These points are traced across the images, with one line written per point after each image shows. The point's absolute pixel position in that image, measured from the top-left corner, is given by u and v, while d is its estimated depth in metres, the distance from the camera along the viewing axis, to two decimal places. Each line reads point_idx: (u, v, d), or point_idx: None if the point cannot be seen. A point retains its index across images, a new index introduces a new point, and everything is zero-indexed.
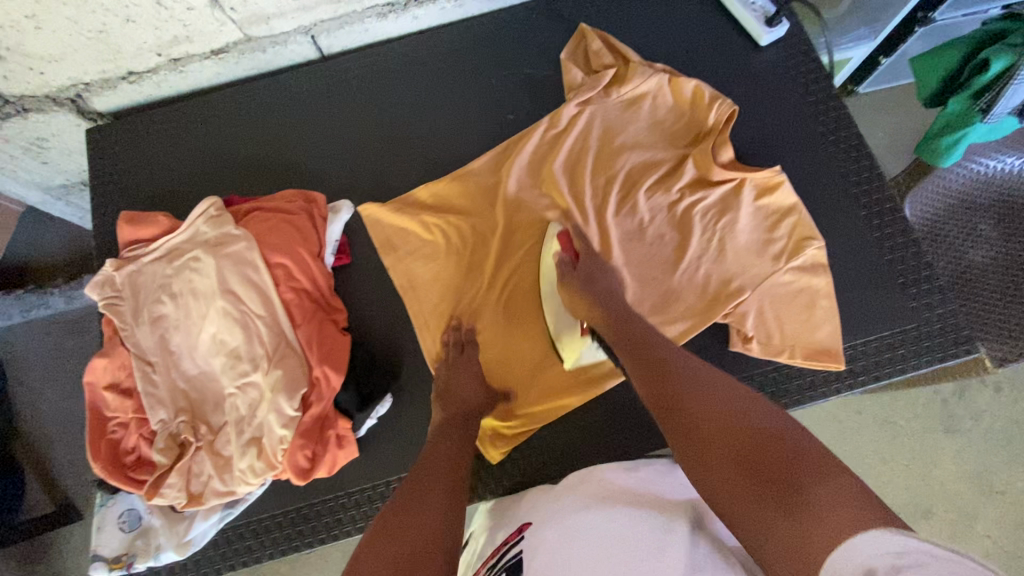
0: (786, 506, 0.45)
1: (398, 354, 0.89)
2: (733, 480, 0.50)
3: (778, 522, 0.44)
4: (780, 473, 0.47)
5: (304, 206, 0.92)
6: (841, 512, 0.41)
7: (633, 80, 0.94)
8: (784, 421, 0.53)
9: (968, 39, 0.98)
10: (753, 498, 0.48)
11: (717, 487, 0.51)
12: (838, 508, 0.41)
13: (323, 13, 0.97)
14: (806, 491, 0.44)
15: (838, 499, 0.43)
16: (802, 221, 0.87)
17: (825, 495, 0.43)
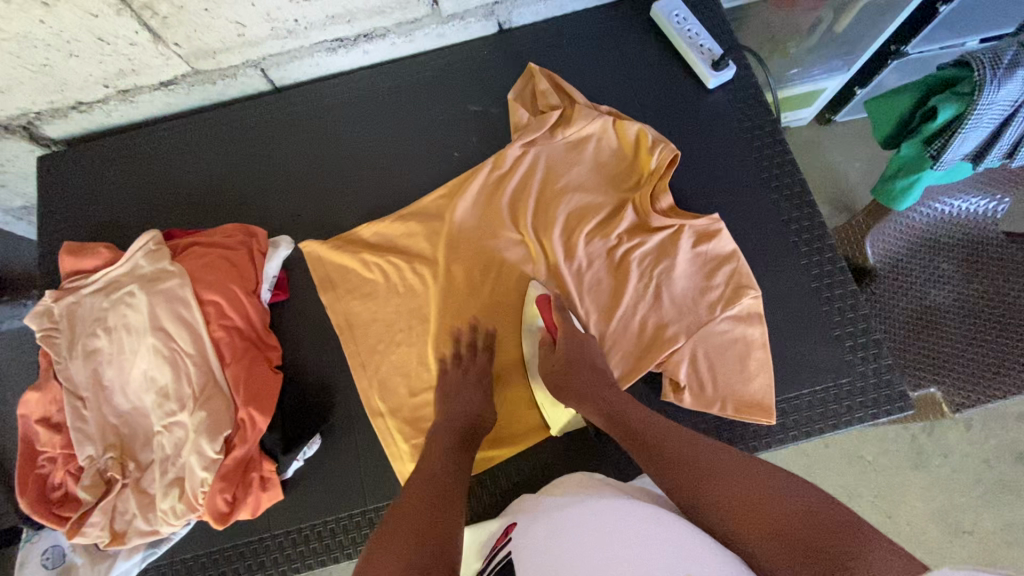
0: None
1: (330, 394, 0.88)
2: (783, 557, 0.52)
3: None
4: (829, 542, 0.51)
5: (244, 241, 0.92)
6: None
7: (577, 122, 0.94)
8: (806, 492, 0.57)
9: (921, 84, 0.97)
10: (802, 570, 0.50)
11: (760, 559, 0.53)
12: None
13: (270, 49, 0.97)
14: (860, 565, 0.48)
15: (886, 573, 0.47)
16: (739, 270, 0.86)
17: (869, 567, 0.48)
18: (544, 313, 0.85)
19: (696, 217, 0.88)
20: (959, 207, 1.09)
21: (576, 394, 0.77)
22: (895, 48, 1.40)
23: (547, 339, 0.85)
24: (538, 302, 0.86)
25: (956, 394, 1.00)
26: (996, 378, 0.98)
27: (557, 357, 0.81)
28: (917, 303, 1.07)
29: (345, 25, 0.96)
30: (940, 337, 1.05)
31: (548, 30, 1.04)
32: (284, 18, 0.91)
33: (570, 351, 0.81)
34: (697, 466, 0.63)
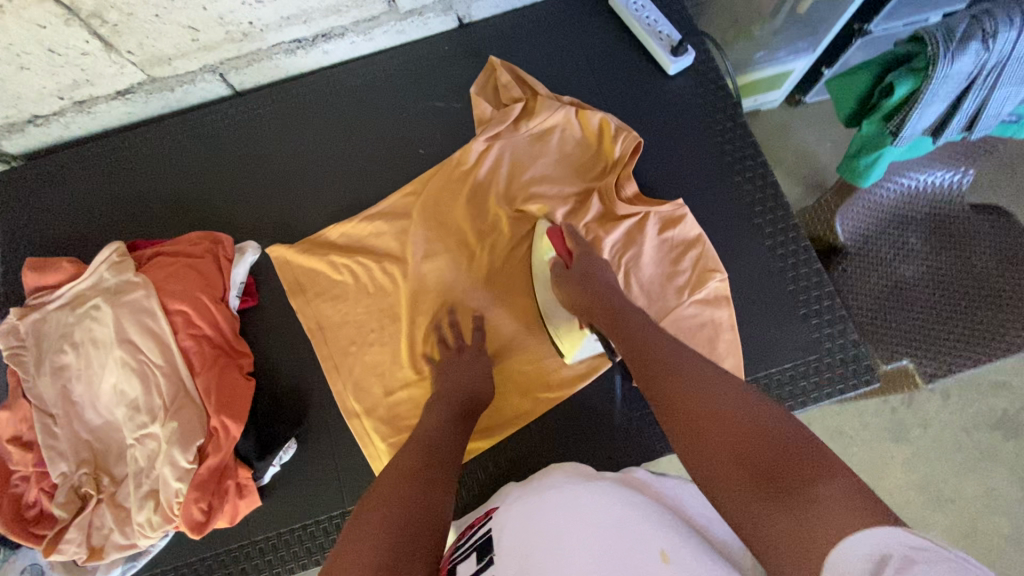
0: (787, 502, 0.41)
1: (305, 398, 0.88)
2: (735, 479, 0.45)
3: (795, 530, 0.39)
4: (792, 470, 0.43)
5: (210, 248, 0.91)
6: (842, 511, 0.38)
7: (540, 113, 0.95)
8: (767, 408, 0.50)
9: (878, 61, 0.98)
10: (754, 494, 0.44)
11: (707, 473, 0.48)
12: (842, 508, 0.38)
13: (227, 53, 0.96)
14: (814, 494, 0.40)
15: (843, 499, 0.38)
16: (705, 253, 0.87)
17: (827, 496, 0.39)
18: (556, 244, 0.85)
19: (661, 203, 0.89)
20: (924, 180, 1.03)
21: (588, 294, 0.77)
22: (858, 26, 1.45)
23: (559, 263, 0.83)
24: (549, 233, 0.86)
25: (926, 364, 0.97)
26: (966, 348, 0.95)
27: (570, 274, 0.81)
28: (890, 277, 1.02)
29: (300, 26, 0.95)
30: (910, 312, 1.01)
31: (509, 22, 1.04)
32: (237, 21, 0.90)
33: (585, 267, 0.80)
34: (689, 380, 0.57)
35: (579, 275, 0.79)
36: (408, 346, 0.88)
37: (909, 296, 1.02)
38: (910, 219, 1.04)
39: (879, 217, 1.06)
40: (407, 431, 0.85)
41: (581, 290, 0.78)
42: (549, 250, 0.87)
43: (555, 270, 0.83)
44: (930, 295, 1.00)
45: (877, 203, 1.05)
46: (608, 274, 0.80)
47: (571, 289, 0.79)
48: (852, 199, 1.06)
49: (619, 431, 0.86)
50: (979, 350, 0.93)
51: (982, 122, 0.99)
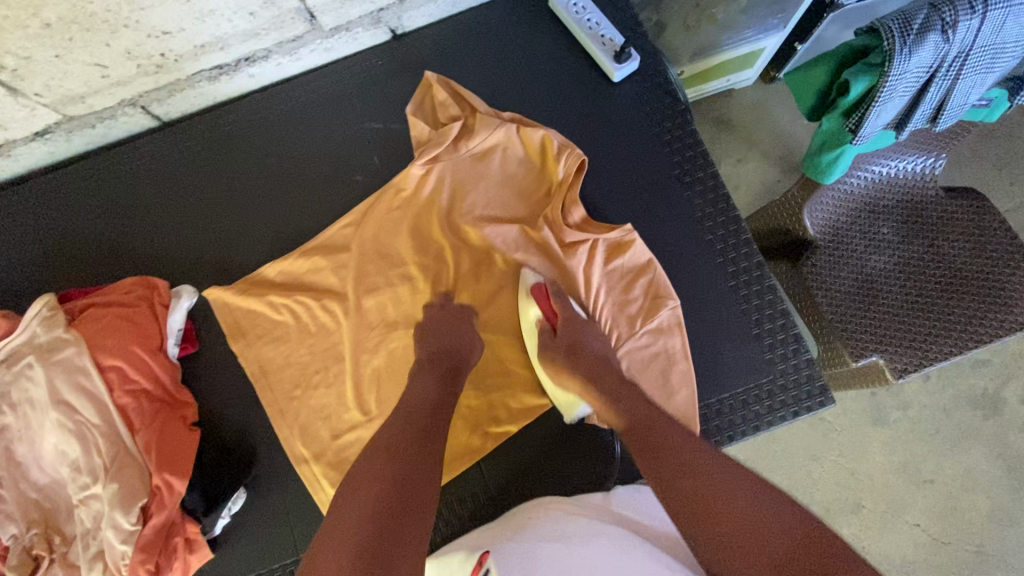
0: None
1: (253, 445, 0.86)
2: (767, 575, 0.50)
3: None
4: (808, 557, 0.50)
5: (143, 295, 0.89)
6: None
7: (480, 133, 0.90)
8: (770, 502, 0.56)
9: (835, 54, 0.92)
10: None
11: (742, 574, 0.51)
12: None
13: (144, 85, 0.90)
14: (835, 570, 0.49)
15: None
16: (655, 280, 0.84)
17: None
18: (541, 302, 0.82)
19: (612, 229, 0.85)
20: (893, 168, 1.06)
21: (584, 371, 0.76)
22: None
23: (547, 327, 0.81)
24: (533, 291, 0.83)
25: (897, 361, 0.98)
26: (932, 344, 0.96)
27: (556, 343, 0.78)
28: (856, 273, 1.07)
29: (218, 52, 0.89)
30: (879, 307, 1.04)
31: (444, 32, 0.98)
32: (147, 54, 0.84)
33: (572, 338, 0.78)
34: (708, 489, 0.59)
35: (567, 350, 0.77)
36: (354, 387, 0.86)
37: (885, 285, 1.05)
38: (880, 209, 1.07)
39: (850, 208, 1.09)
40: None
41: (577, 366, 0.76)
42: (532, 308, 0.83)
43: (542, 335, 0.80)
44: (905, 283, 1.03)
45: (848, 195, 1.07)
46: (597, 345, 0.79)
47: (558, 358, 0.77)
48: (820, 193, 1.06)
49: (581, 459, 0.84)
50: (946, 343, 0.94)
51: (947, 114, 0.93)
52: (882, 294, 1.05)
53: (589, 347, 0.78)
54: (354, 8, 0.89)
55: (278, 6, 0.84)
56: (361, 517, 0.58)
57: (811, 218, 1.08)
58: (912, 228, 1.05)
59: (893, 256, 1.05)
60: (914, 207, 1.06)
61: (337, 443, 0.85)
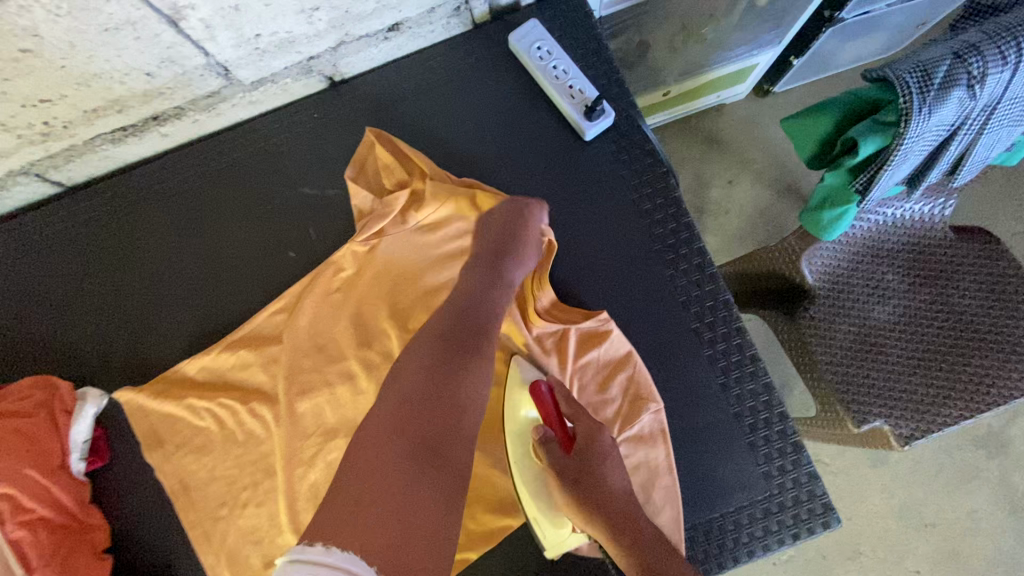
0: None
1: (174, 572, 0.76)
2: None
3: None
4: None
5: (42, 400, 0.75)
6: None
7: (430, 204, 0.77)
8: None
9: (841, 102, 0.79)
10: None
11: None
12: None
13: (32, 154, 0.76)
14: None
15: None
16: (636, 376, 0.72)
17: None
18: (544, 409, 0.66)
19: (586, 315, 0.73)
20: (903, 212, 0.91)
21: (591, 507, 0.62)
22: (830, 14, 1.24)
23: (552, 440, 0.65)
24: (536, 394, 0.66)
25: (902, 426, 0.83)
26: (943, 409, 0.80)
27: (569, 468, 0.63)
28: (856, 323, 0.91)
29: (117, 115, 0.75)
30: (882, 363, 0.88)
31: (389, 79, 0.85)
32: (27, 124, 0.71)
33: (588, 467, 0.63)
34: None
35: (578, 480, 0.63)
36: (288, 506, 0.74)
37: (888, 341, 0.88)
38: (886, 254, 0.92)
39: (851, 252, 0.93)
40: None
41: (584, 501, 0.62)
42: (527, 407, 0.69)
43: (545, 450, 0.65)
44: (913, 337, 0.87)
45: (850, 239, 0.93)
46: (617, 480, 0.64)
47: (566, 486, 0.63)
48: (819, 243, 0.93)
49: None
50: (957, 407, 0.78)
51: (967, 169, 0.81)
52: (886, 350, 0.88)
53: (609, 483, 0.63)
54: (278, 59, 0.76)
55: (182, 64, 0.70)
56: (393, 446, 0.55)
57: (807, 266, 0.94)
58: (922, 277, 0.90)
59: (897, 308, 0.90)
60: (924, 256, 0.91)
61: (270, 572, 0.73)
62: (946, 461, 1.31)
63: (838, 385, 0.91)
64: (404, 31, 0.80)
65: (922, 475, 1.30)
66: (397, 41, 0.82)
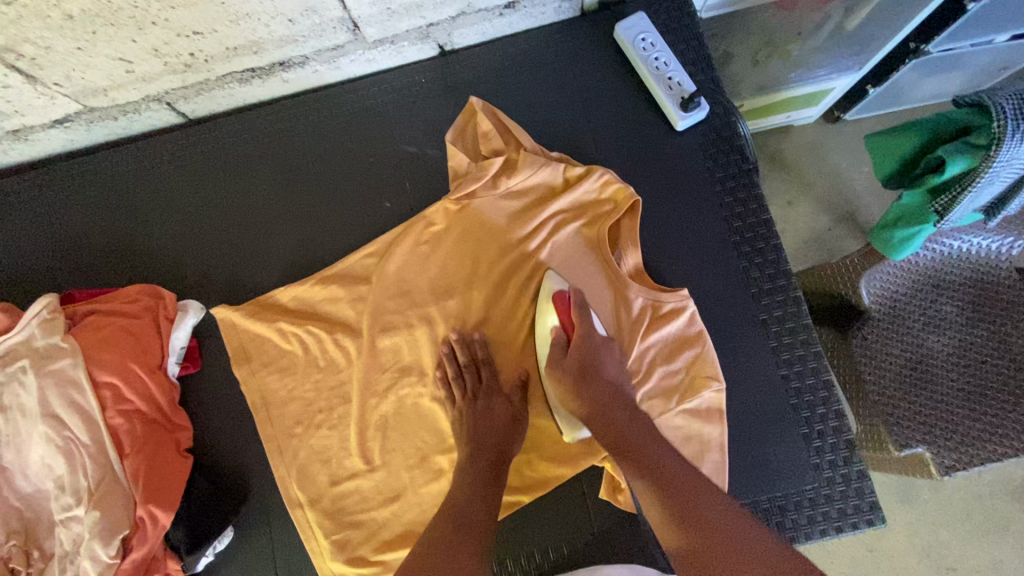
0: None
1: (247, 479, 0.82)
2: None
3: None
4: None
5: (149, 306, 0.83)
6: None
7: (522, 171, 0.82)
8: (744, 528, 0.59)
9: (929, 125, 0.81)
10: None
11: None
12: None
13: (170, 83, 0.84)
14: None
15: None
16: (703, 355, 0.76)
17: None
18: (560, 311, 0.74)
19: (666, 292, 0.77)
20: (972, 245, 0.86)
21: (589, 405, 0.68)
22: (914, 46, 1.25)
23: (562, 339, 0.73)
24: (555, 298, 0.75)
25: (945, 456, 0.81)
26: (990, 445, 0.79)
27: (569, 364, 0.70)
28: (908, 351, 0.88)
29: (251, 56, 0.82)
30: (929, 394, 0.85)
31: (494, 53, 0.90)
32: (175, 53, 0.78)
33: (586, 355, 0.70)
34: (695, 516, 0.60)
35: (576, 375, 0.69)
36: (358, 433, 0.80)
37: (940, 372, 0.85)
38: (948, 285, 0.88)
39: (911, 281, 0.90)
40: (354, 527, 0.78)
41: (586, 395, 0.69)
42: (550, 315, 0.75)
43: (555, 348, 0.73)
44: (966, 372, 0.84)
45: (913, 268, 0.89)
46: (611, 369, 0.71)
47: (566, 380, 0.70)
48: (877, 266, 0.91)
49: (606, 545, 0.75)
50: (1003, 444, 0.77)
51: None
52: (938, 382, 0.85)
53: (604, 373, 0.70)
54: (402, 22, 0.82)
55: (320, 14, 0.77)
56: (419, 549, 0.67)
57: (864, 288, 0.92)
58: (985, 310, 0.85)
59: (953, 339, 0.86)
60: (990, 288, 0.86)
61: (335, 488, 0.79)
62: (979, 508, 1.24)
63: (884, 412, 0.89)
64: (519, 10, 0.86)
65: (952, 518, 1.24)
66: (509, 18, 0.87)
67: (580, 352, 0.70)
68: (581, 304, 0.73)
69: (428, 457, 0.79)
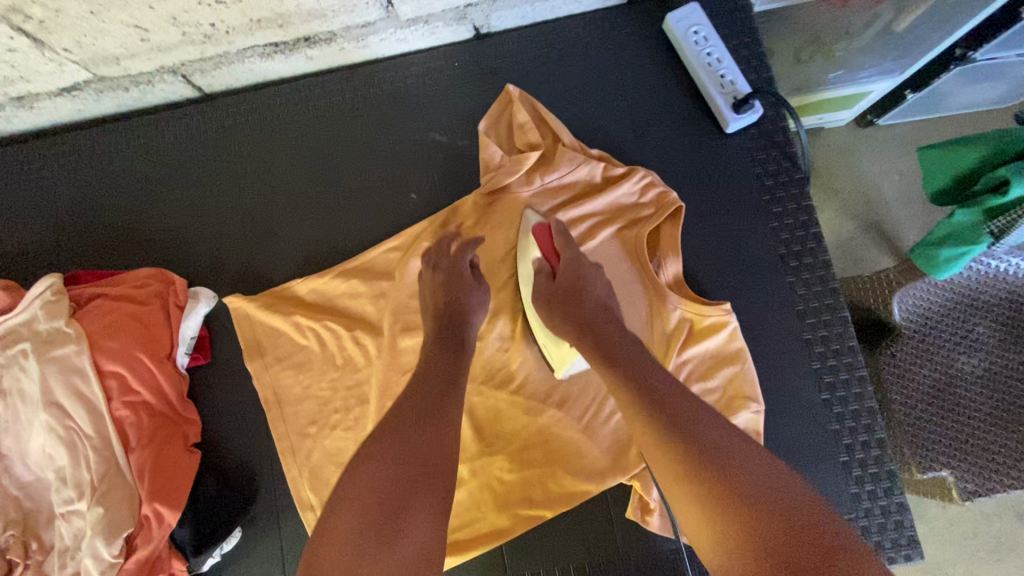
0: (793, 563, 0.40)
1: (255, 479, 0.79)
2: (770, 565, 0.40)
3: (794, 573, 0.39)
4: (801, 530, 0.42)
5: (159, 292, 0.79)
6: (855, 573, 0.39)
7: (560, 167, 0.77)
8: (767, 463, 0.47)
9: (993, 139, 0.74)
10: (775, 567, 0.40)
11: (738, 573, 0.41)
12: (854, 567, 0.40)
13: (187, 55, 0.79)
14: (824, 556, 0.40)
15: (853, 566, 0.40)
16: (742, 374, 0.72)
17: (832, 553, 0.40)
18: (543, 241, 0.71)
19: (707, 304, 0.73)
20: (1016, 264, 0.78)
21: (577, 323, 0.63)
22: (962, 52, 1.13)
23: (545, 269, 0.69)
24: (535, 230, 0.72)
25: (968, 481, 0.77)
26: (1009, 475, 0.75)
27: (554, 289, 0.67)
28: (940, 372, 0.79)
29: (275, 30, 0.77)
30: (957, 420, 0.79)
31: (534, 39, 0.85)
32: (195, 22, 0.72)
33: (572, 282, 0.66)
34: (724, 463, 0.47)
35: (564, 295, 0.65)
36: None
37: (970, 397, 0.78)
38: (985, 304, 0.80)
39: (947, 299, 0.81)
40: None
41: (570, 311, 0.64)
42: (534, 249, 0.73)
43: (538, 276, 0.69)
44: (997, 398, 0.77)
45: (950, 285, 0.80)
46: (601, 291, 0.66)
47: (553, 301, 0.65)
48: (917, 282, 0.81)
49: (631, 567, 0.72)
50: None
51: None
52: (968, 406, 0.78)
53: (592, 292, 0.66)
54: (439, 0, 0.77)
55: None
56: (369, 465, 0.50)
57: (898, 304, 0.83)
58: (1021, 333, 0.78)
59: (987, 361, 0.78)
60: None
61: None
62: None
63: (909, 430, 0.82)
64: None
65: None
66: (552, 2, 0.82)
67: (568, 274, 0.66)
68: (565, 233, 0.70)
69: None
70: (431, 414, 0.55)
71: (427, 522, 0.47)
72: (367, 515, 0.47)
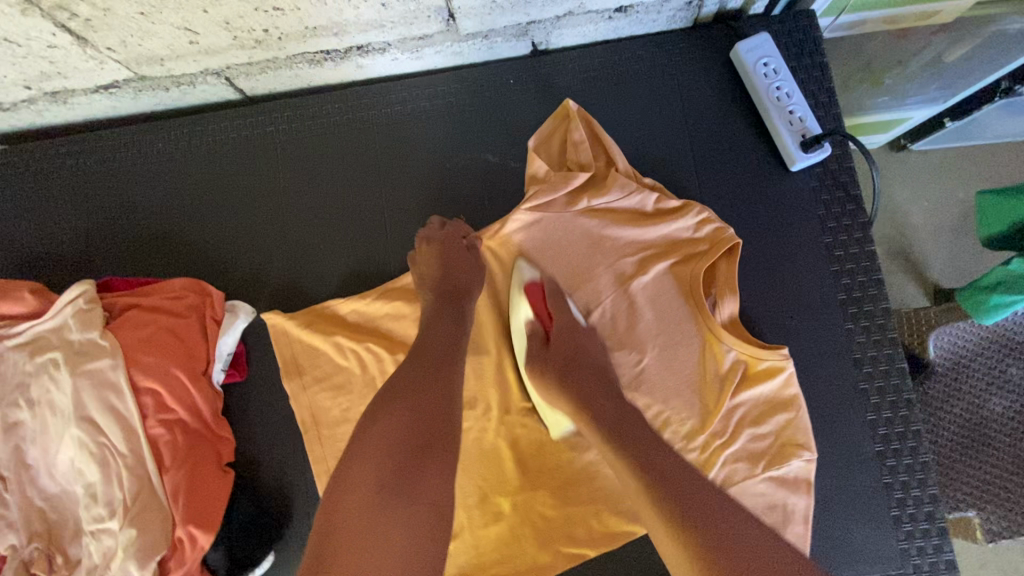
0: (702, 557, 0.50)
1: (289, 500, 0.77)
2: None
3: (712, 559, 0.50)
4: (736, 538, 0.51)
5: (195, 305, 0.76)
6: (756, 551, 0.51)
7: (608, 193, 0.72)
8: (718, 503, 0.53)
9: None
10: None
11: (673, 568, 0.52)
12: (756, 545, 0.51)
13: (235, 59, 0.75)
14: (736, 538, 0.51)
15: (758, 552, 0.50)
16: (796, 422, 0.70)
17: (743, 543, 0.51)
18: (534, 301, 0.71)
19: (766, 347, 0.70)
20: None
21: (577, 399, 0.63)
22: (1008, 85, 0.93)
23: (538, 332, 0.69)
24: (526, 289, 0.72)
25: (994, 523, 0.65)
26: None
27: (549, 356, 0.67)
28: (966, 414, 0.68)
29: (330, 38, 0.73)
30: (984, 465, 0.67)
31: (595, 58, 0.82)
32: (248, 27, 0.69)
33: (568, 348, 0.66)
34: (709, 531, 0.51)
35: (563, 366, 0.65)
36: None
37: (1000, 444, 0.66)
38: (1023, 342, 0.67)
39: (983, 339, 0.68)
40: None
41: (573, 382, 0.63)
42: (522, 307, 0.71)
43: (531, 340, 0.69)
44: None
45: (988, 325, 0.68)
46: (598, 354, 0.66)
47: (545, 371, 0.66)
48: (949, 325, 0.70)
49: None
50: None
51: None
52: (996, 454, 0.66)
53: (587, 356, 0.66)
54: (502, 17, 0.74)
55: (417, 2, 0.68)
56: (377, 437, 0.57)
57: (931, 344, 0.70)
58: None
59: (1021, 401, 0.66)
60: None
61: None
62: None
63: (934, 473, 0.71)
64: (630, 14, 0.77)
65: None
66: (617, 23, 0.79)
67: (556, 353, 0.66)
68: (554, 291, 0.70)
69: (487, 497, 0.74)
70: (438, 369, 0.61)
71: (435, 478, 0.55)
72: (379, 465, 0.54)
